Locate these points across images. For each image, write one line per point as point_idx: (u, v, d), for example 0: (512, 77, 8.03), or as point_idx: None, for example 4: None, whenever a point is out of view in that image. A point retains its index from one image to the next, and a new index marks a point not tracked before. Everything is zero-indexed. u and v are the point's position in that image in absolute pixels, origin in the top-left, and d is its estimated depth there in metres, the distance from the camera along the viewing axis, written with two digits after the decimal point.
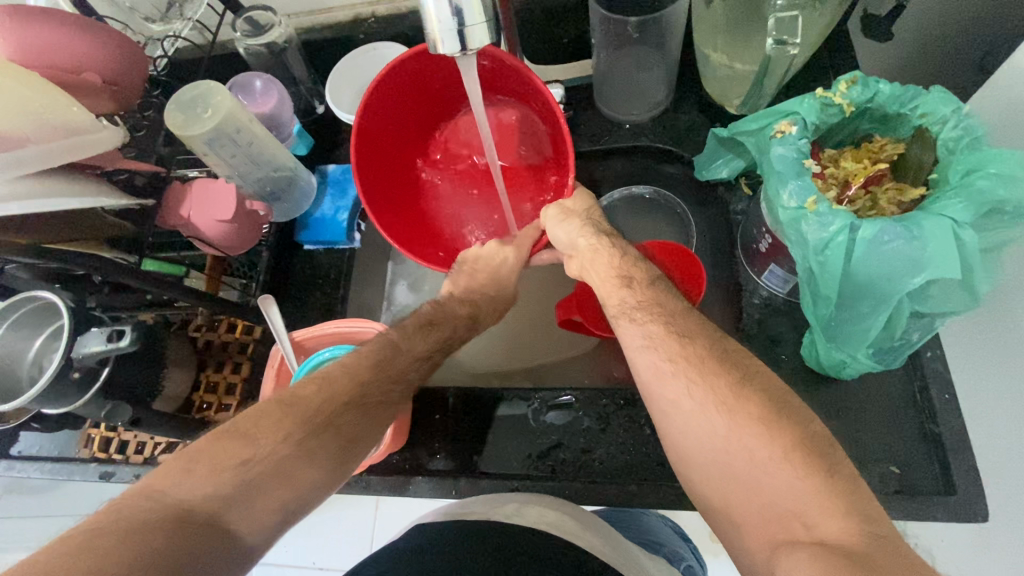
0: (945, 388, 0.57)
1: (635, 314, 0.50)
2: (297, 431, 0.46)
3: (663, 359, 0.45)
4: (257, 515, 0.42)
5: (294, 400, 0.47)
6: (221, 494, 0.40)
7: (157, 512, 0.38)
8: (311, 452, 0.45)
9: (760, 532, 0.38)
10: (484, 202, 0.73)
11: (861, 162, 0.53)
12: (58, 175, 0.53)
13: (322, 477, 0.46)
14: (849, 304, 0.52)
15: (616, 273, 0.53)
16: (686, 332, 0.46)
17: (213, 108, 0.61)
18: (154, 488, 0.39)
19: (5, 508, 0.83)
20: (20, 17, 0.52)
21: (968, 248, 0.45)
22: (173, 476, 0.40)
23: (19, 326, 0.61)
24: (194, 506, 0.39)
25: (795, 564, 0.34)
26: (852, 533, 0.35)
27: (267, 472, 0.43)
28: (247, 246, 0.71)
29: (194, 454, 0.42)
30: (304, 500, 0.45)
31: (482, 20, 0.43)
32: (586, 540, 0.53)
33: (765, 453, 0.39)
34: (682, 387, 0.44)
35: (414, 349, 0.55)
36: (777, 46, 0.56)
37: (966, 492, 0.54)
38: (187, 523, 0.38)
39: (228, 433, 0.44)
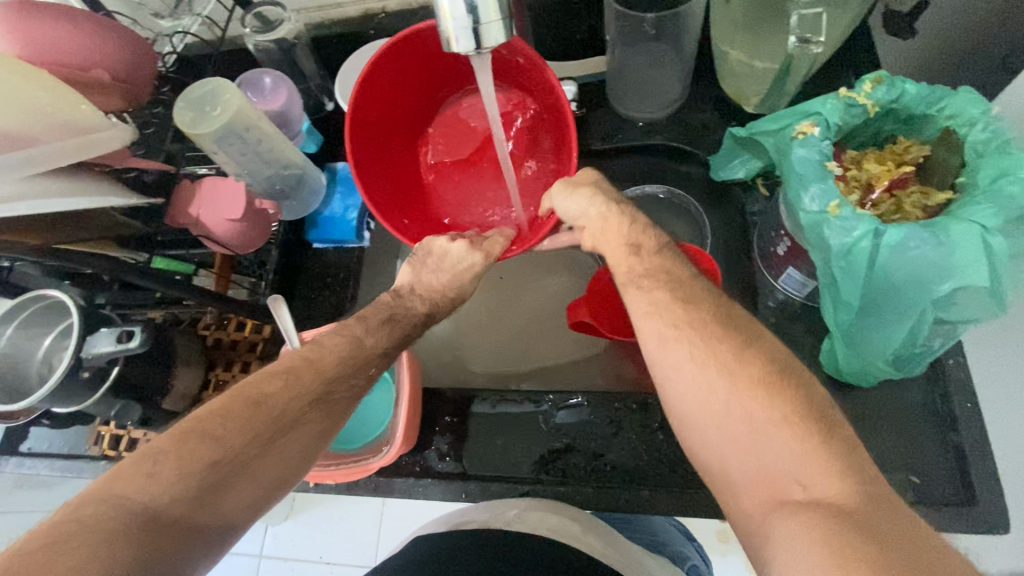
0: (967, 397, 0.56)
1: (642, 281, 0.48)
2: (265, 430, 0.43)
3: (666, 325, 0.44)
4: (226, 512, 0.40)
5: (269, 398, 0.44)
6: (186, 497, 0.38)
7: (124, 519, 0.36)
8: (279, 447, 0.44)
9: (752, 496, 0.37)
10: (484, 195, 0.71)
11: (885, 164, 0.51)
12: (66, 173, 0.52)
13: (292, 466, 0.45)
14: (869, 311, 0.50)
15: (624, 240, 0.51)
16: (690, 298, 0.45)
17: (222, 106, 0.60)
18: (115, 492, 0.36)
19: (15, 502, 0.83)
20: (28, 13, 0.51)
21: (996, 255, 0.44)
22: (134, 480, 0.37)
23: (29, 325, 0.61)
24: (156, 512, 0.37)
25: (794, 527, 0.34)
26: (848, 494, 0.34)
27: (233, 471, 0.41)
28: (255, 245, 0.71)
29: (156, 454, 0.39)
30: (274, 489, 0.44)
31: (498, 18, 0.42)
32: (588, 543, 0.53)
33: (764, 418, 0.38)
34: (683, 352, 0.43)
35: (373, 347, 0.52)
36: (799, 44, 0.55)
37: (988, 502, 0.53)
38: (155, 531, 0.36)
39: (193, 432, 0.40)
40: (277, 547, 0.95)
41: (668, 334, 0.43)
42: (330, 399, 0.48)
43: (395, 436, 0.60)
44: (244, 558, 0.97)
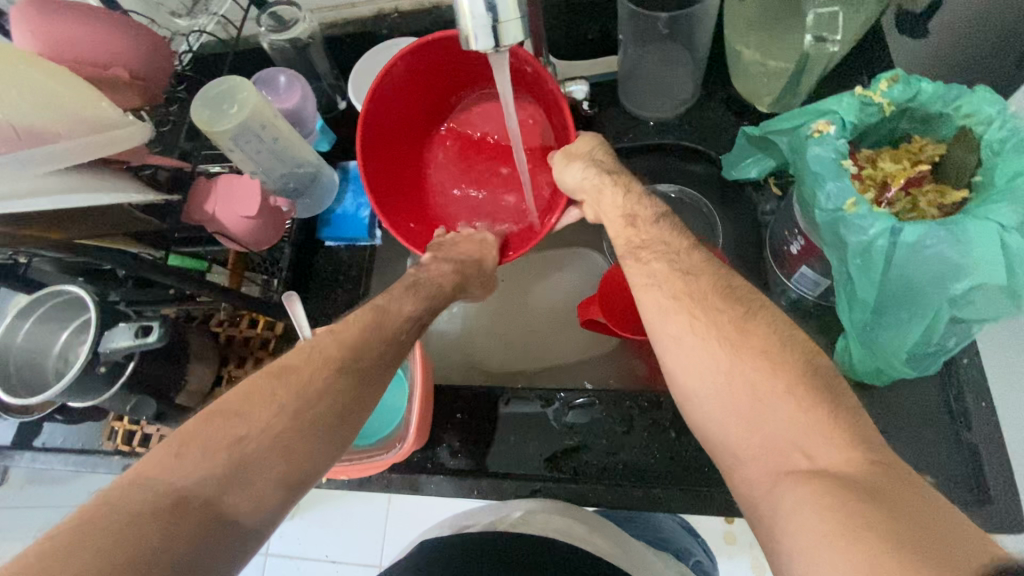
0: (980, 396, 0.56)
1: (640, 253, 0.49)
2: (291, 403, 0.42)
3: (667, 298, 0.45)
4: (258, 494, 0.39)
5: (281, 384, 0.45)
6: (215, 476, 0.38)
7: (153, 502, 0.36)
8: (309, 420, 0.42)
9: (760, 466, 0.37)
10: (491, 199, 0.71)
11: (901, 162, 0.51)
12: (85, 170, 0.52)
13: (326, 444, 0.43)
14: (886, 310, 0.50)
15: (621, 212, 0.53)
16: (689, 269, 0.46)
17: (239, 104, 0.61)
18: (145, 475, 0.37)
19: (30, 497, 0.84)
20: (50, 12, 0.52)
21: (1014, 254, 0.44)
22: (164, 462, 0.38)
23: (46, 320, 0.62)
24: (186, 492, 0.37)
25: (802, 495, 0.34)
26: (853, 462, 0.34)
27: (260, 451, 0.40)
28: (270, 243, 0.71)
29: (183, 438, 0.39)
30: (308, 469, 0.42)
31: (516, 16, 0.42)
32: (593, 544, 0.53)
33: (769, 386, 0.39)
34: (684, 322, 0.44)
35: (404, 310, 0.53)
36: (816, 42, 0.56)
37: (1003, 500, 0.53)
38: (183, 515, 0.36)
39: (219, 413, 0.41)
40: (284, 545, 0.95)
41: (682, 336, 0.44)
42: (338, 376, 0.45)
43: (408, 432, 0.60)
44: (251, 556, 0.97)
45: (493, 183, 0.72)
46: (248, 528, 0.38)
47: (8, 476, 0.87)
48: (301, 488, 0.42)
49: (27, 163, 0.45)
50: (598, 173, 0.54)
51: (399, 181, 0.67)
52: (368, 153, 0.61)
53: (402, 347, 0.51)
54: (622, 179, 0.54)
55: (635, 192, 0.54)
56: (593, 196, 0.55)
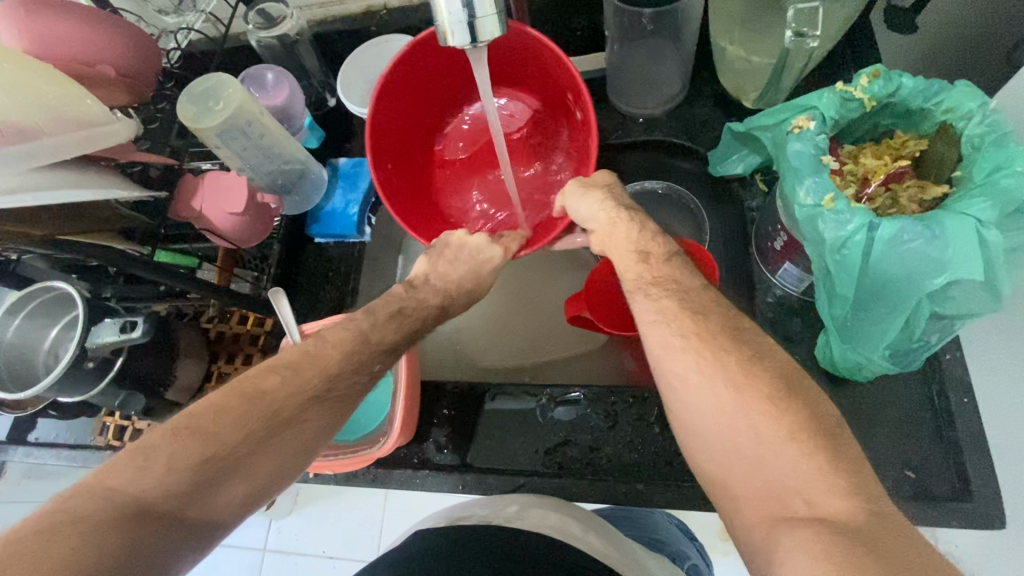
0: (963, 393, 0.56)
1: (649, 290, 0.48)
2: (261, 428, 0.43)
3: (675, 334, 0.44)
4: (215, 509, 0.40)
5: (258, 396, 0.43)
6: (177, 490, 0.38)
7: (116, 511, 0.36)
8: (275, 443, 0.43)
9: (757, 509, 0.37)
10: (490, 199, 0.70)
11: (881, 158, 0.52)
12: (71, 168, 0.52)
13: (290, 461, 0.44)
14: (865, 306, 0.51)
15: (633, 248, 0.51)
16: (700, 308, 0.45)
17: (224, 101, 0.61)
18: (108, 485, 0.37)
19: (27, 490, 0.85)
20: (39, 10, 0.52)
21: (991, 249, 0.44)
22: (127, 472, 0.37)
23: (35, 316, 0.62)
24: (146, 504, 0.37)
25: (799, 539, 0.34)
26: (855, 512, 0.34)
27: (226, 464, 0.40)
28: (257, 239, 0.71)
29: (148, 448, 0.39)
30: (268, 488, 0.43)
31: (493, 12, 0.42)
32: (586, 542, 0.53)
33: (775, 431, 0.38)
34: (690, 361, 0.42)
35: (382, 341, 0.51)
36: (795, 38, 0.54)
37: (982, 498, 0.53)
38: (146, 522, 0.36)
39: (185, 428, 0.40)
40: (280, 540, 0.96)
41: (681, 350, 0.43)
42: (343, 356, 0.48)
43: (394, 427, 0.61)
44: (248, 552, 0.98)
45: (489, 183, 0.71)
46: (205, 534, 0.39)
47: (5, 470, 0.88)
48: (260, 500, 0.43)
49: (10, 160, 0.46)
50: (614, 207, 0.52)
51: (405, 174, 0.66)
52: (377, 144, 0.60)
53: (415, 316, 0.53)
54: (637, 215, 0.52)
55: (650, 229, 0.52)
56: (605, 229, 0.52)
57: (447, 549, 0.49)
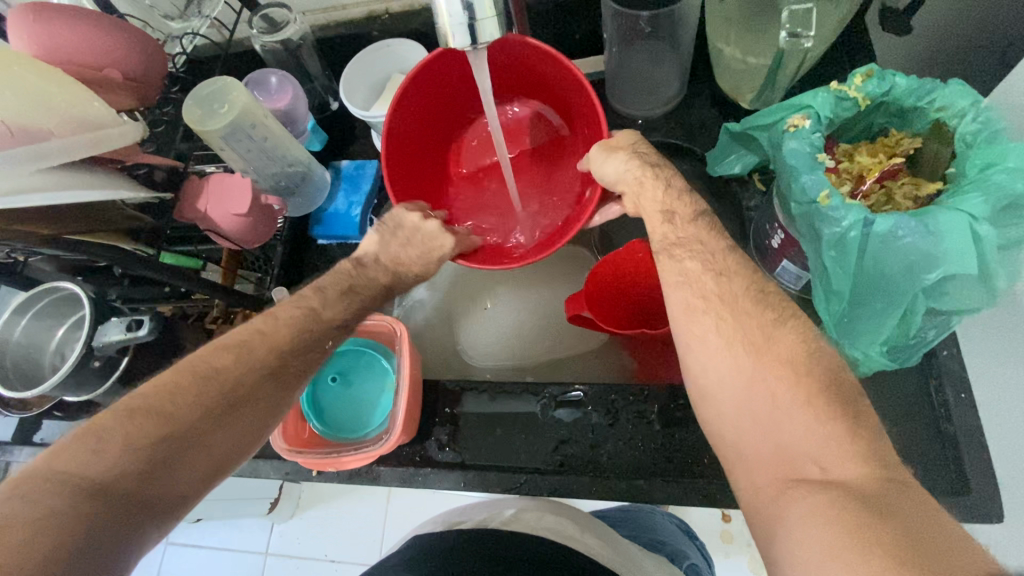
0: (960, 388, 0.57)
1: (674, 250, 0.48)
2: (215, 406, 0.44)
3: (695, 297, 0.45)
4: (172, 486, 0.41)
5: (212, 374, 0.45)
6: (135, 470, 0.40)
7: (72, 492, 0.37)
8: (230, 419, 0.45)
9: (767, 471, 0.38)
10: (495, 206, 0.70)
11: (876, 156, 0.53)
12: (77, 169, 0.53)
13: (246, 437, 0.46)
14: (861, 301, 0.51)
15: (660, 206, 0.50)
16: (723, 269, 0.46)
17: (229, 104, 0.62)
18: (64, 470, 0.38)
19: None
20: (49, 16, 0.53)
21: (984, 243, 0.45)
22: (81, 456, 0.39)
23: (43, 316, 0.63)
24: (103, 484, 0.39)
25: (809, 503, 0.35)
26: (870, 477, 0.35)
27: (183, 443, 0.42)
28: (261, 240, 0.72)
29: (104, 430, 0.40)
30: (226, 462, 0.45)
31: (493, 15, 0.43)
32: (585, 543, 0.54)
33: (789, 398, 0.39)
34: (711, 323, 0.44)
35: (330, 317, 0.52)
36: (789, 39, 0.55)
37: (981, 492, 0.53)
38: (103, 503, 0.38)
39: (139, 410, 0.42)
40: (282, 543, 0.97)
41: (702, 311, 0.44)
42: None
43: (394, 425, 0.61)
44: (251, 555, 0.98)
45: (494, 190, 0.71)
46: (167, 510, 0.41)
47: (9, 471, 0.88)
48: (219, 475, 0.45)
49: (19, 160, 0.47)
50: (642, 165, 0.51)
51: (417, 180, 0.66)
52: (390, 149, 0.59)
53: None
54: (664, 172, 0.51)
55: (675, 188, 0.51)
56: (633, 190, 0.51)
57: (447, 550, 0.50)
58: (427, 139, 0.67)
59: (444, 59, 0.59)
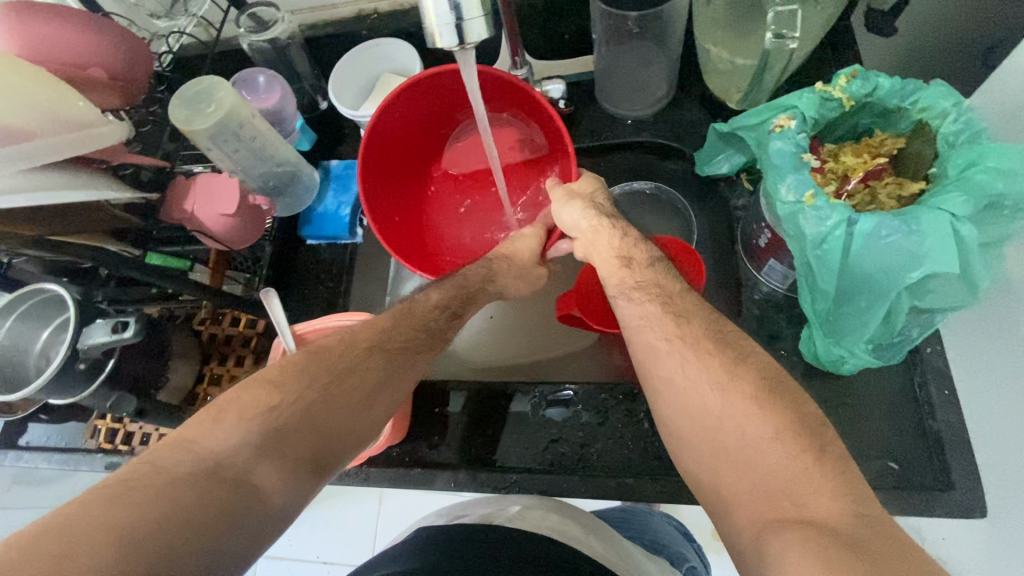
0: (943, 385, 0.57)
1: (633, 294, 0.51)
2: (323, 376, 0.47)
3: (660, 340, 0.47)
4: (285, 463, 0.43)
5: (322, 352, 0.49)
6: (249, 442, 0.41)
7: (194, 462, 0.39)
8: (338, 395, 0.47)
9: (749, 512, 0.38)
10: (477, 217, 0.73)
11: (861, 156, 0.53)
12: (60, 170, 0.52)
13: (354, 425, 0.47)
14: (847, 300, 0.52)
15: (617, 252, 0.55)
16: (682, 312, 0.48)
17: (216, 104, 0.62)
18: (189, 441, 0.40)
19: (17, 497, 0.84)
20: (32, 15, 0.53)
21: (966, 243, 0.45)
22: (205, 427, 0.42)
23: (27, 318, 0.62)
24: (223, 459, 0.40)
25: (789, 539, 0.34)
26: (836, 514, 0.35)
27: (289, 427, 0.44)
28: (248, 241, 0.71)
29: (223, 404, 0.43)
30: (336, 444, 0.46)
31: (480, 14, 0.43)
32: (589, 545, 0.54)
33: (760, 433, 0.39)
34: (676, 364, 0.45)
35: (431, 300, 0.57)
36: (776, 39, 0.55)
37: (965, 488, 0.54)
38: (220, 480, 0.39)
39: (253, 382, 0.45)
40: (274, 546, 0.96)
41: (667, 353, 0.46)
42: (363, 366, 0.49)
43: (384, 427, 0.61)
44: None
45: (477, 201, 0.73)
46: (269, 496, 0.40)
47: None
48: (333, 462, 0.46)
49: (8, 159, 0.46)
50: (596, 216, 0.57)
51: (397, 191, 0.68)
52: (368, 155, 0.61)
53: (431, 333, 0.55)
54: (618, 224, 0.57)
55: (631, 237, 0.56)
56: (591, 236, 0.58)
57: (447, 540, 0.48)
58: (409, 148, 0.69)
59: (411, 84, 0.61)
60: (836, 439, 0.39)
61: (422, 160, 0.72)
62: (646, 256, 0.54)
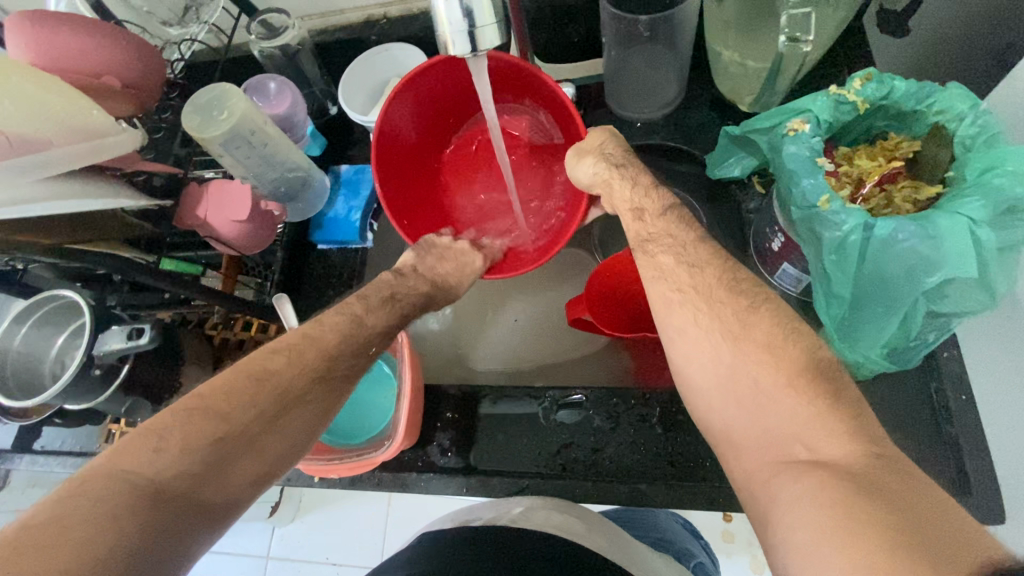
0: (961, 390, 0.57)
1: (648, 245, 0.49)
2: (272, 407, 0.44)
3: (671, 290, 0.46)
4: (229, 484, 0.41)
5: (268, 376, 0.45)
6: (189, 471, 0.39)
7: (132, 494, 0.36)
8: (285, 422, 0.45)
9: (756, 458, 0.38)
10: (487, 210, 0.72)
11: (876, 160, 0.53)
12: (76, 177, 0.53)
13: (297, 441, 0.46)
14: (862, 305, 0.51)
15: (630, 205, 0.52)
16: (695, 261, 0.46)
17: (228, 111, 0.62)
18: (122, 469, 0.37)
19: (32, 500, 0.85)
20: (47, 23, 0.53)
21: (984, 247, 0.45)
22: (141, 455, 0.38)
23: (42, 324, 0.63)
24: (162, 484, 0.38)
25: (802, 486, 0.34)
26: (854, 454, 0.34)
27: (238, 443, 0.42)
28: (260, 246, 0.72)
29: (160, 429, 0.40)
30: (280, 463, 0.44)
31: (492, 21, 0.43)
32: (590, 540, 0.52)
33: (772, 381, 0.39)
34: (688, 315, 0.45)
35: (378, 325, 0.53)
36: (788, 43, 0.55)
37: (983, 492, 0.54)
38: (162, 505, 0.37)
39: (201, 409, 0.42)
40: (284, 548, 0.97)
41: (678, 302, 0.45)
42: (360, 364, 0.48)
43: (396, 431, 0.61)
44: (252, 560, 0.98)
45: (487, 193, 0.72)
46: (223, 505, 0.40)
47: (9, 478, 0.88)
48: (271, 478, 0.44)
49: (26, 168, 0.47)
50: (608, 168, 0.54)
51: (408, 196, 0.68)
52: (382, 159, 0.61)
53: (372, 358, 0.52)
54: (630, 171, 0.54)
55: (642, 184, 0.53)
56: (604, 191, 0.54)
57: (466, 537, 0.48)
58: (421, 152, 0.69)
59: (420, 79, 0.61)
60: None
61: (433, 164, 0.72)
62: (658, 205, 0.51)
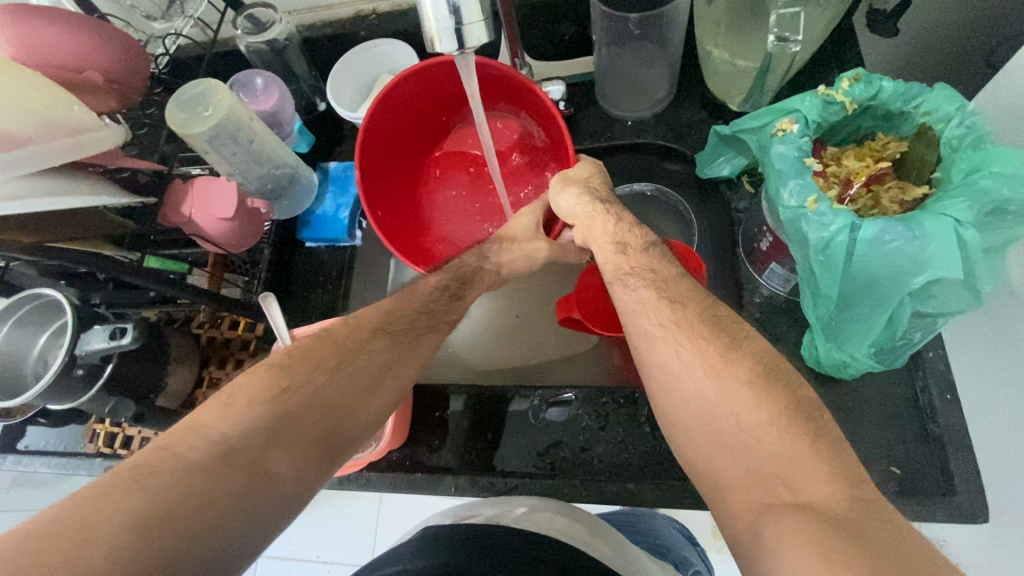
0: (946, 389, 0.57)
1: (627, 280, 0.50)
2: (331, 359, 0.47)
3: (655, 323, 0.46)
4: (295, 453, 0.42)
5: (323, 333, 0.49)
6: (259, 429, 0.41)
7: (208, 448, 0.38)
8: (346, 374, 0.47)
9: (744, 499, 0.37)
10: (478, 210, 0.72)
11: (863, 160, 0.53)
12: (57, 174, 0.52)
13: (363, 413, 0.47)
14: (850, 305, 0.52)
15: (612, 240, 0.54)
16: (676, 297, 0.47)
17: (213, 107, 0.61)
18: (203, 426, 0.40)
19: (17, 500, 0.84)
20: (29, 18, 0.52)
21: (969, 248, 0.45)
22: (216, 410, 0.41)
23: (24, 324, 0.61)
24: (233, 443, 0.39)
25: (783, 527, 0.34)
26: (837, 498, 0.34)
27: (303, 404, 0.43)
28: (247, 244, 0.72)
29: (232, 390, 0.43)
30: (347, 431, 0.45)
31: (480, 18, 0.43)
32: (595, 548, 0.52)
33: (752, 419, 0.39)
34: (672, 345, 0.45)
35: (430, 280, 0.57)
36: (777, 43, 0.55)
37: (968, 491, 0.54)
38: (233, 462, 0.38)
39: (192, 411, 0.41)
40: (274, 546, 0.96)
41: (662, 339, 0.45)
42: (366, 350, 0.49)
43: (384, 431, 0.61)
44: None
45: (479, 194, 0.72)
46: (284, 491, 0.40)
47: None
48: (347, 441, 0.45)
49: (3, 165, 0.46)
50: (591, 202, 0.57)
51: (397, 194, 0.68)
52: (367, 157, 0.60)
53: (431, 315, 0.54)
54: (613, 208, 0.56)
55: (626, 221, 0.55)
56: (586, 223, 0.57)
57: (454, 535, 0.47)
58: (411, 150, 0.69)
59: (409, 79, 0.61)
60: (827, 425, 0.38)
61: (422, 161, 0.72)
62: (640, 240, 0.53)
